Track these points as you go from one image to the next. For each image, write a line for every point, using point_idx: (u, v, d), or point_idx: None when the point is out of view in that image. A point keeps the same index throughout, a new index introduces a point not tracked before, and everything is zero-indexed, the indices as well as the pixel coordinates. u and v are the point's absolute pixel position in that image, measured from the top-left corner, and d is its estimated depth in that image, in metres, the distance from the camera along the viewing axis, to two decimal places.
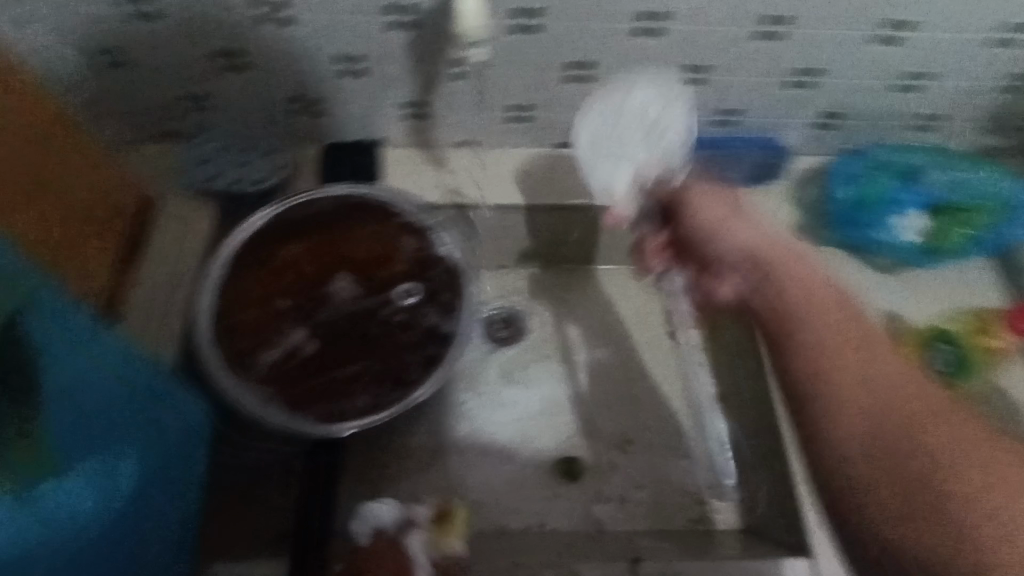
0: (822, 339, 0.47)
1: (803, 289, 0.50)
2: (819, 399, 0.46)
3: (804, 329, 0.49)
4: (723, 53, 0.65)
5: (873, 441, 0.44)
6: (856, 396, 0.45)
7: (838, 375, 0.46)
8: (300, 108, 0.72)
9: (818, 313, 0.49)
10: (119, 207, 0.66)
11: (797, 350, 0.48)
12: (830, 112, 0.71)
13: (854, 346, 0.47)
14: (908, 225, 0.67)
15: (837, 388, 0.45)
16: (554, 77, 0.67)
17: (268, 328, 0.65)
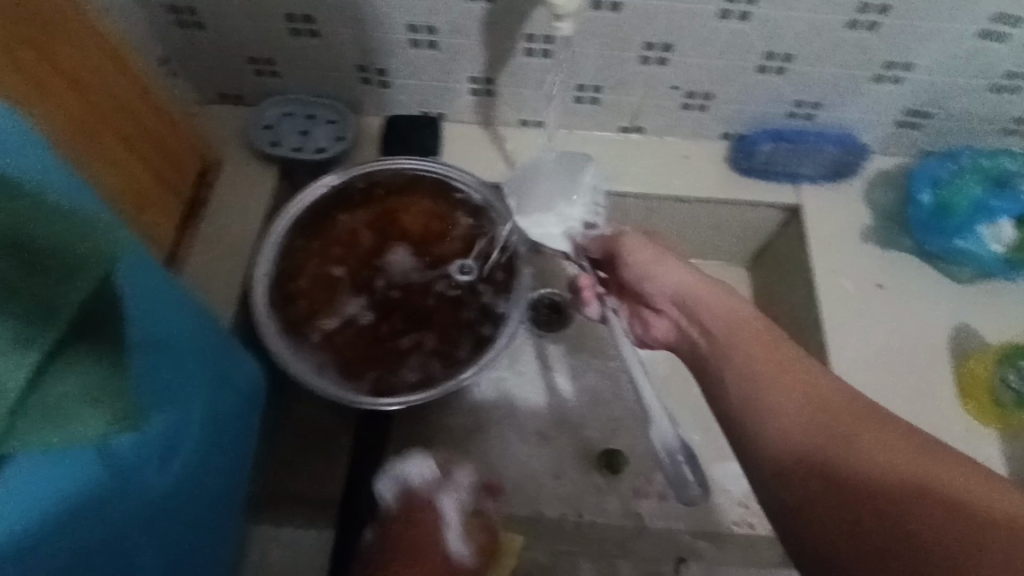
0: (754, 379, 0.51)
1: (752, 357, 0.51)
2: (756, 429, 0.49)
3: (776, 396, 0.49)
4: (813, 41, 0.61)
5: (809, 465, 0.45)
6: (782, 422, 0.48)
7: (799, 441, 0.46)
8: (368, 78, 0.71)
9: (790, 381, 0.49)
10: (186, 163, 0.67)
11: (752, 401, 0.50)
12: (919, 110, 0.67)
13: (829, 423, 0.46)
14: (998, 234, 0.62)
15: (766, 418, 0.49)
16: (629, 59, 0.65)
17: (324, 297, 0.66)
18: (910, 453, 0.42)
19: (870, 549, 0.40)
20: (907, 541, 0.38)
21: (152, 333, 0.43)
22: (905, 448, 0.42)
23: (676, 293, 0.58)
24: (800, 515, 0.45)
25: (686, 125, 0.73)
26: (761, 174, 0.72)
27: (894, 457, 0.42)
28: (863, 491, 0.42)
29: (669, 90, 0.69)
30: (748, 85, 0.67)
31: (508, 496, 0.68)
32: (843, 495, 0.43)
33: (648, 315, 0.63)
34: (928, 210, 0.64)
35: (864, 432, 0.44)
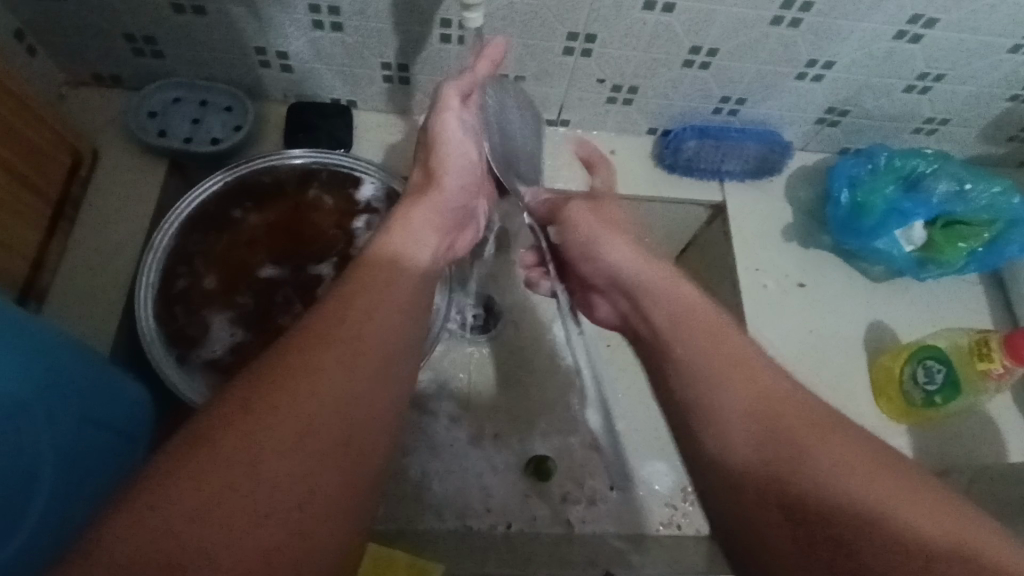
0: (707, 375, 0.45)
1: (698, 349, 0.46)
2: (706, 431, 0.43)
3: (722, 399, 0.43)
4: (736, 37, 0.60)
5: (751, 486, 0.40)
6: (732, 425, 0.42)
7: (746, 449, 0.41)
8: (268, 62, 0.64)
9: (742, 383, 0.43)
10: (51, 160, 0.59)
11: (711, 403, 0.43)
12: (838, 108, 0.67)
13: (778, 432, 0.41)
14: (909, 234, 0.64)
15: (717, 422, 0.43)
16: (552, 49, 0.61)
17: (218, 310, 0.60)
18: (865, 471, 0.38)
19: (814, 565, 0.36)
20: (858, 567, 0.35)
21: None
22: (856, 465, 0.38)
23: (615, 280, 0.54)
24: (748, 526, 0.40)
25: (612, 119, 0.70)
26: (687, 171, 0.71)
27: (849, 476, 0.38)
28: (812, 506, 0.38)
29: (595, 83, 0.66)
30: (674, 80, 0.65)
31: (435, 513, 0.65)
32: (798, 512, 0.38)
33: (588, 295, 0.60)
34: (845, 211, 0.65)
35: (825, 443, 0.39)
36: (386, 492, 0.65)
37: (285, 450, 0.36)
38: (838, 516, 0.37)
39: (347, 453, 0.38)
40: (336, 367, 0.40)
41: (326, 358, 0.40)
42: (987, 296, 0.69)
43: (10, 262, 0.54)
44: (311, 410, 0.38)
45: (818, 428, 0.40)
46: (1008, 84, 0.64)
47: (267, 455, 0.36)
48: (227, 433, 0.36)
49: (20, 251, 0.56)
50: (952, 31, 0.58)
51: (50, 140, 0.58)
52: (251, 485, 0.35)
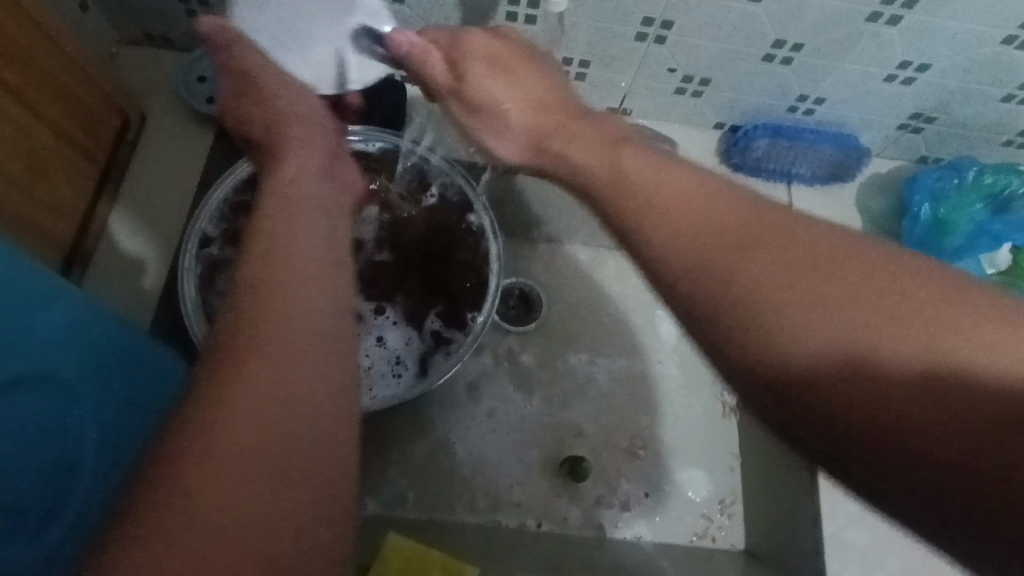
0: (646, 192, 0.37)
1: (681, 223, 0.35)
2: (649, 231, 0.36)
3: (659, 222, 0.36)
4: (827, 32, 0.55)
5: (705, 302, 0.33)
6: (679, 233, 0.35)
7: (680, 260, 0.35)
8: None
9: (680, 188, 0.37)
10: (100, 123, 0.57)
11: (653, 217, 0.36)
12: (924, 115, 0.62)
13: (722, 235, 0.34)
14: (994, 257, 0.60)
15: (654, 229, 0.36)
16: (625, 34, 0.58)
17: None
18: (826, 271, 0.32)
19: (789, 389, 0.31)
20: (857, 385, 0.30)
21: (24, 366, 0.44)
22: (806, 269, 0.32)
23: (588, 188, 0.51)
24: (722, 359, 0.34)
25: (678, 110, 0.66)
26: (754, 170, 0.67)
27: (782, 285, 0.32)
28: (770, 336, 0.31)
29: (665, 72, 0.61)
30: (750, 73, 0.60)
31: (465, 505, 0.64)
32: (752, 345, 0.32)
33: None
34: (925, 226, 0.60)
35: (765, 249, 0.33)
36: (417, 480, 0.64)
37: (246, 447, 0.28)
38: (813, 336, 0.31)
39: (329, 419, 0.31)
40: (288, 319, 0.32)
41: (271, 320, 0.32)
42: None
43: (54, 228, 0.53)
44: (260, 398, 0.29)
45: (748, 219, 0.34)
46: None
47: (229, 457, 0.28)
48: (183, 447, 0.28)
49: (66, 216, 0.55)
50: None
51: (99, 102, 0.56)
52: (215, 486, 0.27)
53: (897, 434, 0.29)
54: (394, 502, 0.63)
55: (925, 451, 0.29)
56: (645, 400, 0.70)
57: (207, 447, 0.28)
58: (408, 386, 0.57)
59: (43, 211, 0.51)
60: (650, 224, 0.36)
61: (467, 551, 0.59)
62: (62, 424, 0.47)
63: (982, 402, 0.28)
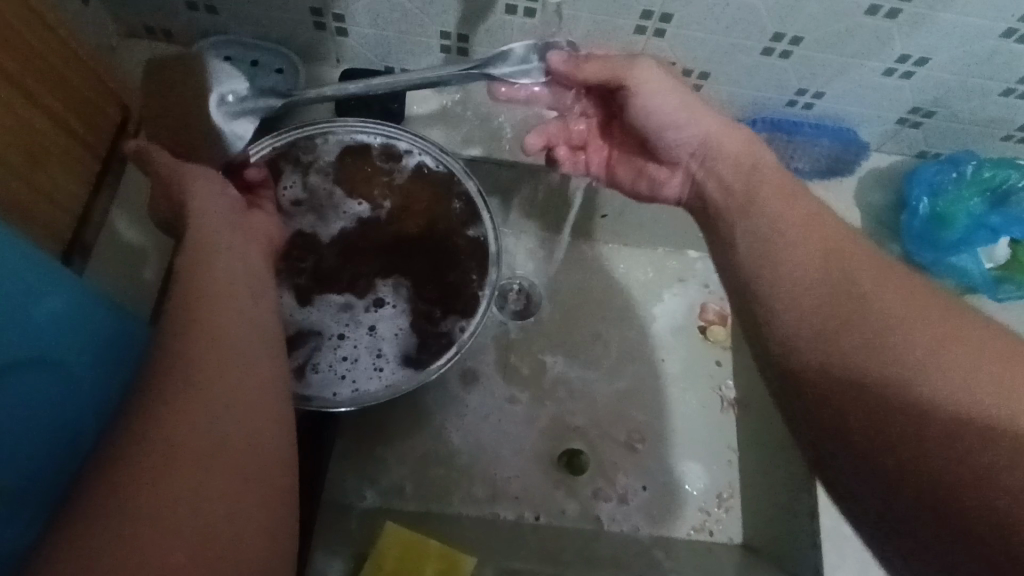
0: (771, 232, 0.44)
1: (806, 259, 0.42)
2: (777, 268, 0.42)
3: (788, 274, 0.42)
4: (825, 25, 0.55)
5: (816, 334, 0.39)
6: (801, 276, 0.41)
7: (805, 316, 0.40)
8: (323, 24, 0.62)
9: (810, 243, 0.42)
10: (101, 114, 0.57)
11: (784, 262, 0.42)
12: (923, 109, 0.62)
13: (847, 283, 0.40)
14: (992, 251, 0.59)
15: (781, 266, 0.42)
16: (625, 27, 0.58)
17: None
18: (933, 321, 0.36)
19: (862, 420, 0.36)
20: (918, 414, 0.34)
21: (27, 353, 0.44)
22: (921, 315, 0.37)
23: (698, 145, 0.50)
24: (814, 406, 0.38)
25: None
26: None
27: (911, 327, 0.36)
28: (877, 369, 0.36)
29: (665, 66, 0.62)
30: (749, 67, 0.60)
31: (463, 496, 0.64)
32: (861, 368, 0.37)
33: (649, 165, 0.55)
34: (922, 221, 0.61)
35: (882, 292, 0.38)
36: (415, 471, 0.64)
37: (217, 439, 0.33)
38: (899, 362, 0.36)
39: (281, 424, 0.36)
40: (231, 341, 0.37)
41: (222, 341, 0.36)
42: None
43: (55, 218, 0.54)
44: (227, 398, 0.34)
45: (876, 270, 0.40)
46: None
47: (206, 445, 0.32)
48: (161, 438, 0.32)
49: (66, 207, 0.55)
50: None
51: (100, 92, 0.57)
52: (168, 487, 0.31)
53: (974, 467, 0.32)
54: (393, 494, 0.63)
55: (1003, 482, 0.31)
56: (644, 394, 0.70)
57: (183, 435, 0.32)
58: (394, 379, 0.56)
59: (42, 200, 0.51)
60: (771, 261, 0.43)
61: (463, 542, 0.59)
62: (62, 412, 0.46)
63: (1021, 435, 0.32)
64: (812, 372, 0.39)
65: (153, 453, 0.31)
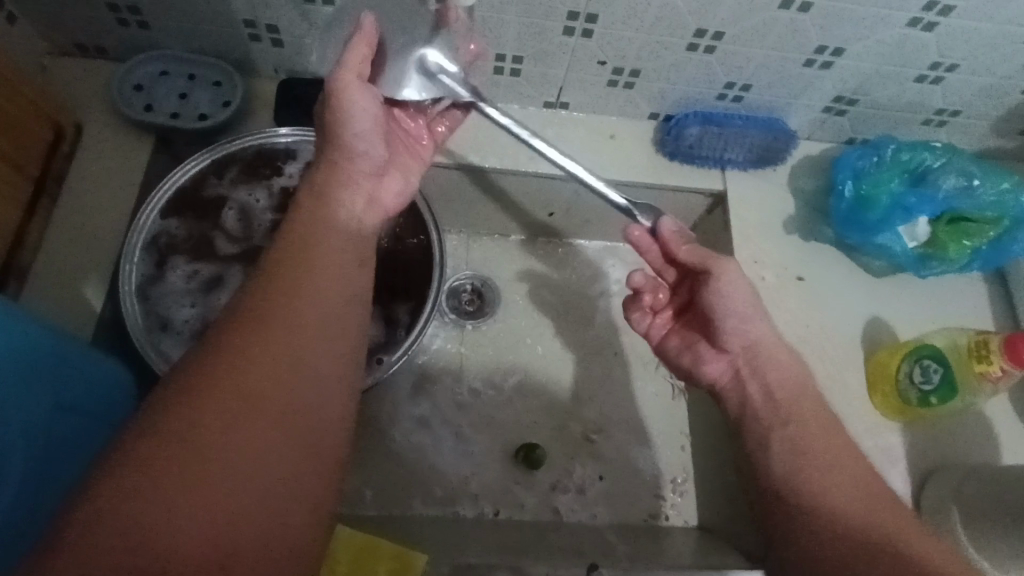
0: (834, 430, 0.52)
1: (842, 456, 0.50)
2: (812, 464, 0.50)
3: (830, 484, 0.49)
4: (745, 21, 0.58)
5: (832, 532, 0.46)
6: (840, 479, 0.49)
7: (850, 518, 0.47)
8: (257, 35, 0.63)
9: (861, 459, 0.51)
10: (33, 132, 0.57)
11: (823, 469, 0.49)
12: (845, 97, 0.65)
13: (877, 496, 0.48)
14: (912, 229, 0.62)
15: (822, 478, 0.49)
16: (554, 29, 0.59)
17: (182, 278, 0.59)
18: (925, 531, 0.45)
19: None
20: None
21: None
22: (921, 529, 0.46)
23: (745, 347, 0.55)
24: (806, 561, 0.46)
25: (616, 102, 0.68)
26: (690, 159, 0.69)
27: (929, 548, 0.44)
28: (870, 552, 0.44)
29: (596, 65, 0.63)
30: (677, 63, 0.62)
31: (422, 497, 0.65)
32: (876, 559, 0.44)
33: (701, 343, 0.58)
34: (848, 204, 0.63)
35: (897, 509, 0.47)
36: (373, 476, 0.65)
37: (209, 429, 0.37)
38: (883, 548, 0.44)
39: (295, 443, 0.40)
40: (270, 339, 0.41)
41: (262, 338, 0.41)
42: (993, 297, 0.67)
43: None
44: (223, 406, 0.38)
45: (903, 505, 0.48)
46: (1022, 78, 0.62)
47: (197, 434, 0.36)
48: (164, 433, 0.36)
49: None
50: (968, 19, 0.56)
51: (32, 112, 0.56)
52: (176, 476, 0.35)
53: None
54: (352, 499, 0.64)
55: None
56: (596, 386, 0.71)
57: (189, 419, 0.37)
58: None
59: None
60: (794, 418, 0.52)
61: (422, 541, 0.60)
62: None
63: None
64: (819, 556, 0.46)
65: (155, 447, 0.35)
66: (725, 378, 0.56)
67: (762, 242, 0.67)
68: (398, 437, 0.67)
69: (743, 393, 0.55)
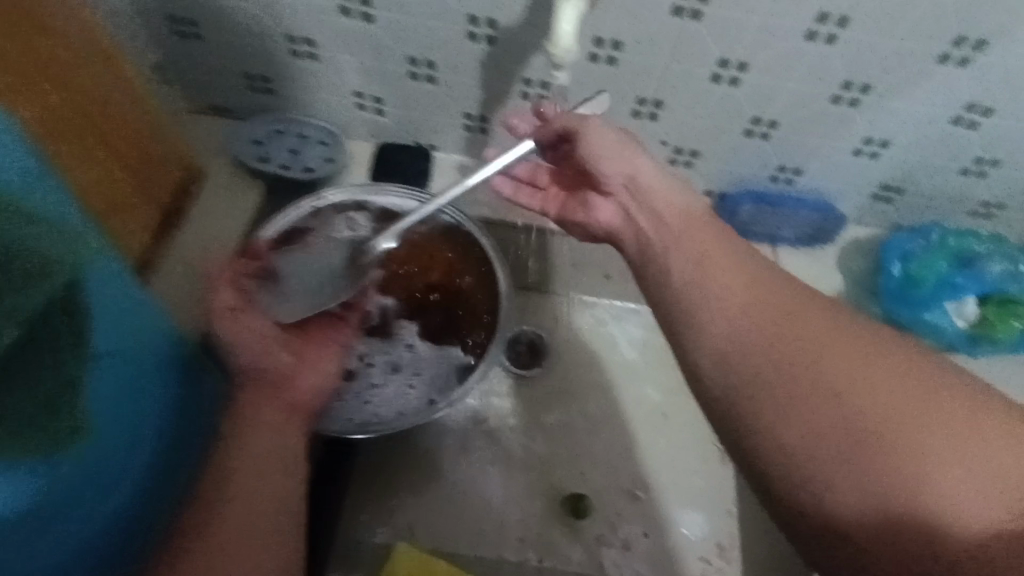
0: (697, 275, 0.52)
1: (737, 291, 0.51)
2: (703, 314, 0.51)
3: (733, 331, 0.50)
4: (798, 111, 0.64)
5: (752, 370, 0.48)
6: (740, 315, 0.50)
7: (754, 343, 0.49)
8: (363, 105, 0.72)
9: (731, 265, 0.53)
10: (171, 174, 0.66)
11: (719, 322, 0.50)
12: (893, 185, 0.70)
13: (778, 311, 0.50)
14: (961, 309, 0.65)
15: (720, 329, 0.50)
16: (623, 111, 0.67)
17: None
18: (839, 338, 0.48)
19: (808, 415, 0.46)
20: (878, 435, 0.44)
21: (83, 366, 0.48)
22: (837, 336, 0.48)
23: (627, 180, 0.58)
24: (759, 420, 0.47)
25: (673, 178, 0.74)
26: (741, 233, 0.74)
27: (846, 351, 0.47)
28: (814, 385, 0.46)
29: (658, 145, 0.70)
30: (733, 146, 0.69)
31: (469, 538, 0.66)
32: (821, 386, 0.46)
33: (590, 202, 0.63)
34: (896, 282, 0.66)
35: (800, 319, 0.49)
36: (423, 511, 0.67)
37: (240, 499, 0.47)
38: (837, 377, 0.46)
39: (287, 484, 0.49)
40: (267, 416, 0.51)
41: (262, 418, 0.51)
42: None
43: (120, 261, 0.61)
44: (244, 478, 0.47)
45: (810, 307, 0.50)
46: None
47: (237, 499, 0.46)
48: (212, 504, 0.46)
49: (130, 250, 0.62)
50: (1010, 119, 0.61)
51: (171, 158, 0.66)
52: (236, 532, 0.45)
53: (906, 426, 0.43)
54: (402, 532, 0.66)
55: (918, 457, 0.42)
56: (643, 445, 0.73)
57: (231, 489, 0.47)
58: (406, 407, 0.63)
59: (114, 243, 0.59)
60: (683, 276, 0.53)
61: None
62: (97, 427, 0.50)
63: (934, 433, 0.43)
64: (763, 418, 0.47)
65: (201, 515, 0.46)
66: (617, 219, 0.60)
67: None
68: (450, 477, 0.69)
69: (635, 226, 0.58)
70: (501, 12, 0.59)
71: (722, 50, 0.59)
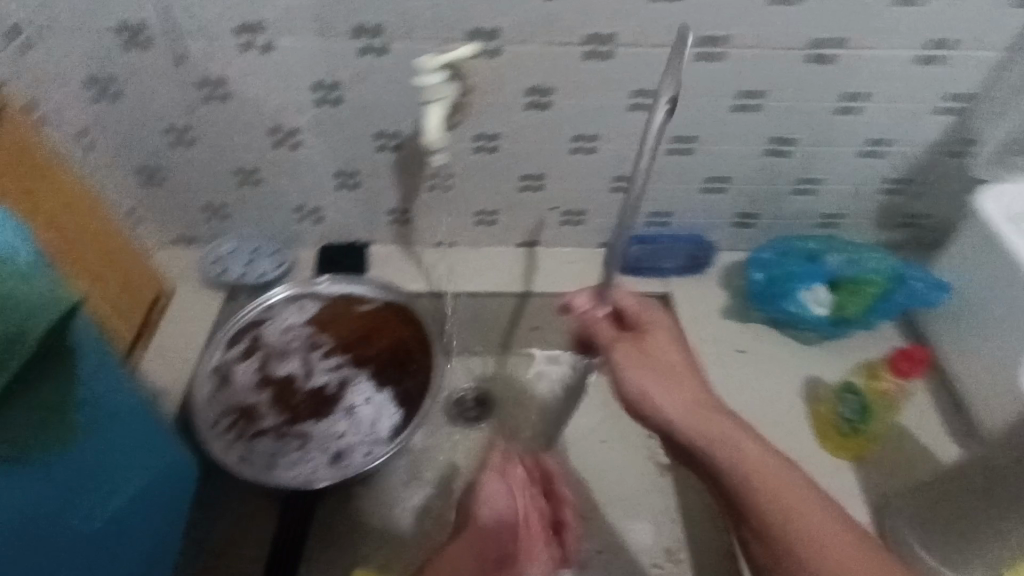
0: (704, 427, 0.53)
1: (737, 453, 0.51)
2: (705, 458, 0.52)
3: (730, 478, 0.51)
4: (649, 166, 0.80)
5: (754, 523, 0.49)
6: (751, 473, 0.50)
7: (747, 491, 0.50)
8: (303, 217, 0.87)
9: (736, 440, 0.51)
10: (137, 290, 0.79)
11: (719, 462, 0.51)
12: (746, 213, 0.85)
13: (771, 486, 0.49)
14: (816, 298, 0.78)
15: (719, 473, 0.51)
16: (514, 188, 0.82)
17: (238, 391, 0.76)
18: (829, 529, 0.47)
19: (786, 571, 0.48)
20: None
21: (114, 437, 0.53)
22: (839, 540, 0.47)
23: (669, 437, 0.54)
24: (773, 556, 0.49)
25: (570, 236, 0.89)
26: (635, 272, 0.87)
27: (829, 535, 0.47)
28: (794, 559, 0.47)
29: (550, 210, 0.85)
30: (609, 202, 0.84)
31: None
32: (798, 562, 0.47)
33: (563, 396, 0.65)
34: (761, 286, 0.80)
35: (795, 504, 0.48)
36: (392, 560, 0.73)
37: None
38: (820, 559, 0.46)
39: None
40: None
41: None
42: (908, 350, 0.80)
43: None
44: None
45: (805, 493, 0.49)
46: (885, 175, 0.80)
47: None
48: None
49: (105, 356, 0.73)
50: (811, 145, 0.77)
51: (138, 277, 0.79)
52: None
53: None
54: None
55: None
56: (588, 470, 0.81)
57: None
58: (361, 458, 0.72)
59: None
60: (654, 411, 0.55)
61: None
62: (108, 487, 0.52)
63: None
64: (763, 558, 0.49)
65: None
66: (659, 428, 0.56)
67: (702, 328, 0.82)
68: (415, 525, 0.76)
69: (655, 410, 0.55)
70: (400, 124, 0.75)
71: (574, 127, 0.75)
